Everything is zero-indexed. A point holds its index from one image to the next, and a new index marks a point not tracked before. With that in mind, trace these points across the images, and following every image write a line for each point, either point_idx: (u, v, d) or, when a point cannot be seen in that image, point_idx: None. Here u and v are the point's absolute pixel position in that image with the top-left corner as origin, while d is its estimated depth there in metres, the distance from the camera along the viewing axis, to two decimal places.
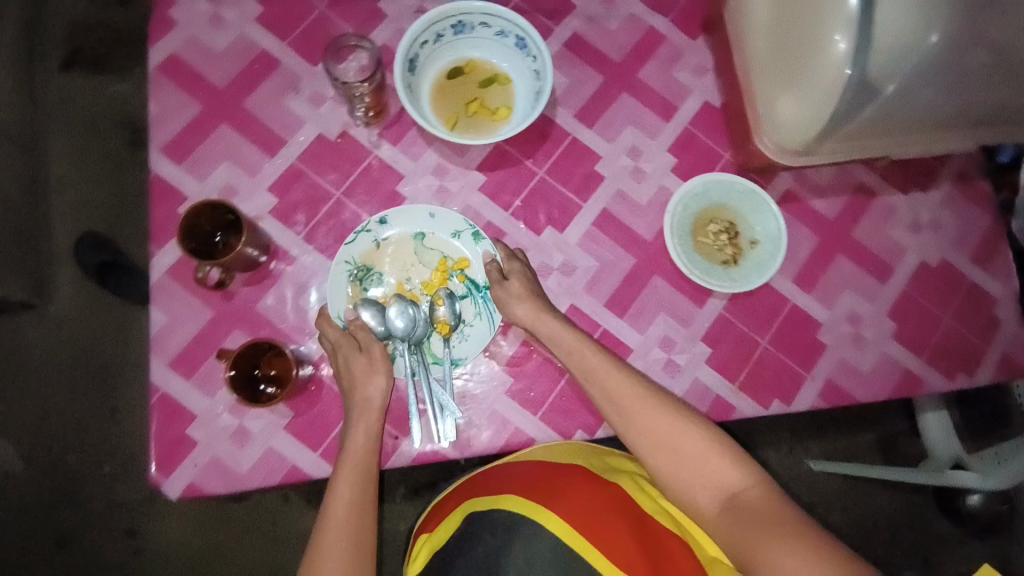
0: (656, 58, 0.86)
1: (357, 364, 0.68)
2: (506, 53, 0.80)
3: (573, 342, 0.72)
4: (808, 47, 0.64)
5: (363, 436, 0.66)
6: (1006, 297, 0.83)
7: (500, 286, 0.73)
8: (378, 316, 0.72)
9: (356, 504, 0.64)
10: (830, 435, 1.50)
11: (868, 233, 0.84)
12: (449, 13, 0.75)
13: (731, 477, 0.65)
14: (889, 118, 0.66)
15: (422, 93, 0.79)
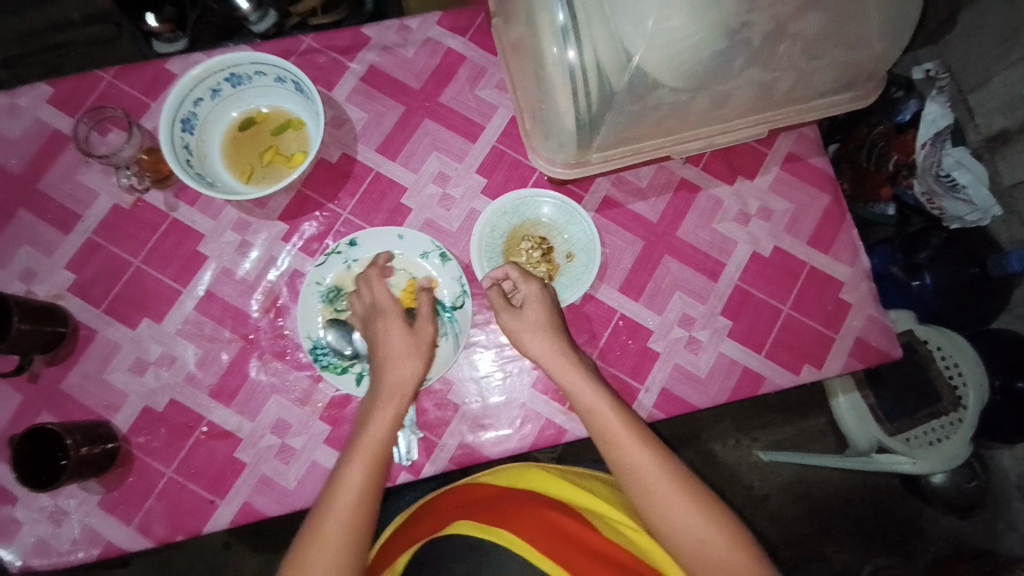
0: (458, 79, 0.84)
1: (398, 338, 0.68)
2: (292, 98, 0.79)
3: (581, 384, 0.68)
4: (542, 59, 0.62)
5: (381, 423, 0.65)
6: (854, 280, 0.81)
7: (513, 314, 0.70)
8: (345, 337, 0.72)
9: (363, 508, 0.63)
10: (777, 425, 1.47)
11: (694, 229, 0.81)
12: (214, 68, 0.73)
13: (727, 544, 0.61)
14: (645, 118, 0.63)
15: (211, 148, 0.79)
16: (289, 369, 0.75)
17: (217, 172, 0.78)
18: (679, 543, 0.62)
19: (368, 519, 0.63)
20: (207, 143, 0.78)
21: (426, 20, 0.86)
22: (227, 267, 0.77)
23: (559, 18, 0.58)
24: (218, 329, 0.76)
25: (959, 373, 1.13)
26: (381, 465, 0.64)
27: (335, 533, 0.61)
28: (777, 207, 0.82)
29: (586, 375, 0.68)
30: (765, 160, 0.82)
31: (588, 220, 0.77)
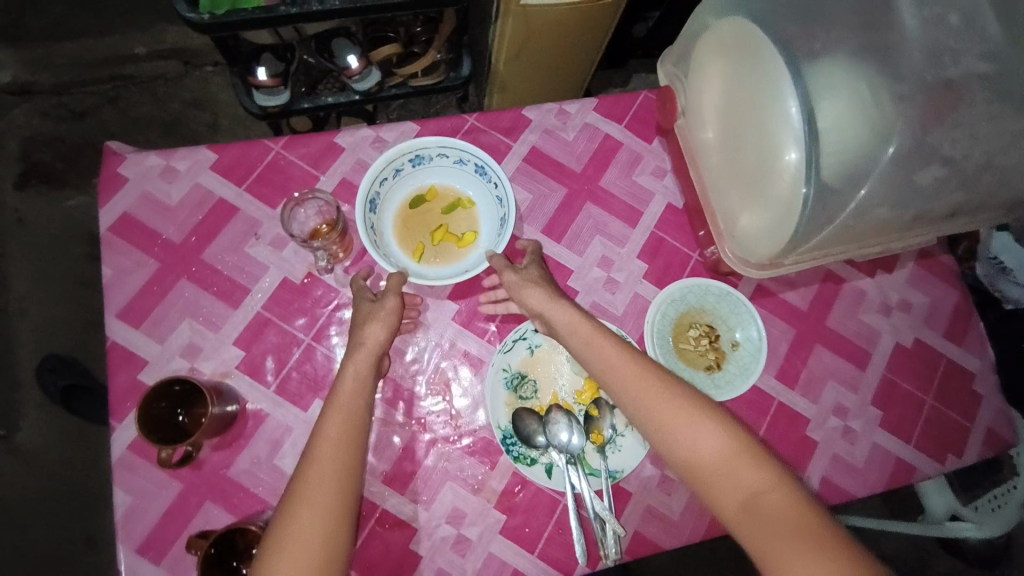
0: (616, 165, 0.87)
1: (361, 311, 0.70)
2: (469, 179, 0.81)
3: (566, 315, 0.70)
4: (763, 163, 0.66)
5: (352, 376, 0.65)
6: (984, 372, 0.86)
7: (516, 270, 0.74)
8: (539, 428, 0.71)
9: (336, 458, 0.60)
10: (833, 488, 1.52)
11: (841, 318, 0.85)
12: (404, 151, 0.75)
13: (750, 471, 0.58)
14: (851, 233, 0.67)
15: (384, 225, 0.79)
16: (464, 455, 0.73)
17: (389, 249, 0.78)
18: (698, 476, 0.60)
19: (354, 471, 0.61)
20: (382, 219, 0.79)
21: (584, 106, 0.89)
22: (400, 346, 0.76)
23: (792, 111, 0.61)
24: (389, 412, 0.73)
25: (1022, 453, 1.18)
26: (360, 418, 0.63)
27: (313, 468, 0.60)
28: (915, 300, 0.87)
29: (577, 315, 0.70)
30: (900, 255, 0.88)
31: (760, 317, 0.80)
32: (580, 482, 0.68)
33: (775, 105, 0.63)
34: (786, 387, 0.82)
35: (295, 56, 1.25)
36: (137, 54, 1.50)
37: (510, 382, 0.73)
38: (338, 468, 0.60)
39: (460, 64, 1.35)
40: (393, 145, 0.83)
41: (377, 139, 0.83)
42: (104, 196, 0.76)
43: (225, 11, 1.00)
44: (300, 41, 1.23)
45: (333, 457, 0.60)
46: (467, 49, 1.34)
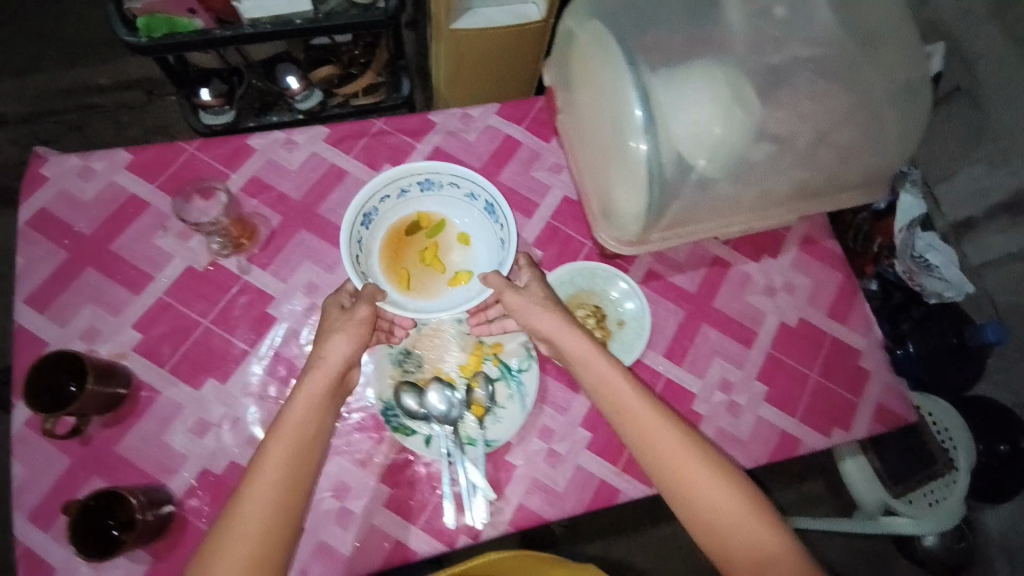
0: (515, 162, 0.94)
1: (331, 318, 0.71)
2: (477, 218, 0.88)
3: (580, 347, 0.70)
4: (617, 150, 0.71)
5: (305, 397, 0.65)
6: (870, 349, 0.90)
7: (518, 291, 0.74)
8: (418, 399, 0.74)
9: (293, 481, 0.60)
10: (779, 489, 1.57)
11: (727, 300, 0.91)
12: (415, 170, 0.84)
13: (753, 524, 0.62)
14: (704, 206, 0.73)
15: (375, 242, 0.86)
16: (351, 430, 0.75)
17: (371, 266, 0.84)
18: (705, 523, 0.63)
19: (296, 498, 0.60)
20: (375, 236, 0.85)
21: (487, 110, 0.96)
22: (296, 329, 0.79)
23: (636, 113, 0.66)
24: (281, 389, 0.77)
25: (950, 440, 1.19)
26: (300, 452, 0.62)
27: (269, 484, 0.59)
28: (799, 282, 0.93)
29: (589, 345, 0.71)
30: (784, 242, 0.95)
31: (643, 297, 0.85)
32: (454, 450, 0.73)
33: (622, 96, 0.68)
34: (672, 362, 0.86)
35: (242, 79, 1.37)
36: (101, 85, 1.60)
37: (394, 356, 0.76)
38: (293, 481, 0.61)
39: (399, 86, 1.43)
40: (303, 146, 0.89)
41: (288, 140, 0.89)
42: (24, 193, 0.82)
43: (161, 34, 1.07)
44: (247, 66, 1.35)
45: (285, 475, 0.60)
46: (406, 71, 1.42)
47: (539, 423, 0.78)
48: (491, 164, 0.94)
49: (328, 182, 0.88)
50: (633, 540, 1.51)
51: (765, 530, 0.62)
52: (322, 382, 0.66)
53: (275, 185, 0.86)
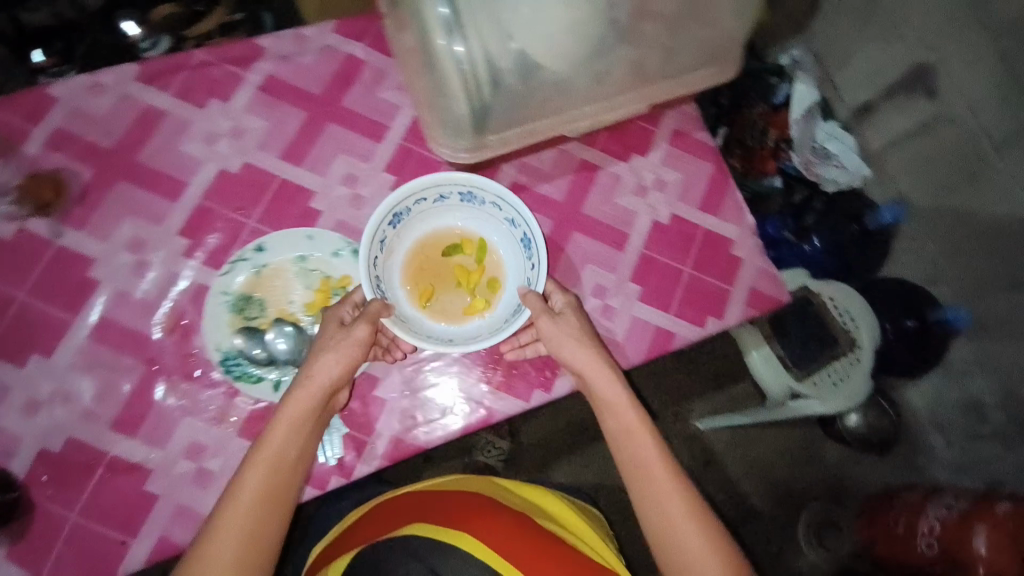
0: (359, 82, 0.86)
1: (327, 333, 0.71)
2: (511, 246, 0.82)
3: (594, 366, 0.74)
4: (428, 54, 0.67)
5: (291, 415, 0.68)
6: (742, 238, 0.89)
7: (553, 318, 0.74)
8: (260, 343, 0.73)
9: (264, 497, 0.66)
10: (709, 391, 1.65)
11: (597, 204, 0.87)
12: (459, 181, 0.77)
13: (688, 529, 0.70)
14: (532, 100, 0.69)
15: (397, 247, 0.81)
16: (201, 389, 0.74)
17: (390, 267, 0.80)
18: (648, 515, 0.73)
19: (281, 500, 0.67)
20: (401, 237, 0.81)
21: (322, 29, 0.86)
22: (123, 291, 0.77)
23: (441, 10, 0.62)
24: (117, 356, 0.75)
25: (852, 319, 1.23)
26: (285, 464, 0.67)
27: (247, 501, 0.65)
28: (670, 178, 0.90)
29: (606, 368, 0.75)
30: (654, 138, 0.91)
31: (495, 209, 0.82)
32: None
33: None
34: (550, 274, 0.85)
35: (84, 35, 1.21)
36: None
37: (232, 304, 0.74)
38: (272, 502, 0.66)
39: (262, 23, 1.27)
40: (112, 90, 0.81)
41: (94, 83, 0.81)
42: None
43: None
44: (87, 18, 1.20)
45: (262, 497, 0.66)
46: (264, 6, 1.27)
47: (398, 354, 0.77)
48: (331, 88, 0.85)
49: (145, 129, 0.81)
50: (573, 460, 1.53)
51: (695, 536, 0.70)
52: (310, 398, 0.69)
53: (84, 136, 0.80)
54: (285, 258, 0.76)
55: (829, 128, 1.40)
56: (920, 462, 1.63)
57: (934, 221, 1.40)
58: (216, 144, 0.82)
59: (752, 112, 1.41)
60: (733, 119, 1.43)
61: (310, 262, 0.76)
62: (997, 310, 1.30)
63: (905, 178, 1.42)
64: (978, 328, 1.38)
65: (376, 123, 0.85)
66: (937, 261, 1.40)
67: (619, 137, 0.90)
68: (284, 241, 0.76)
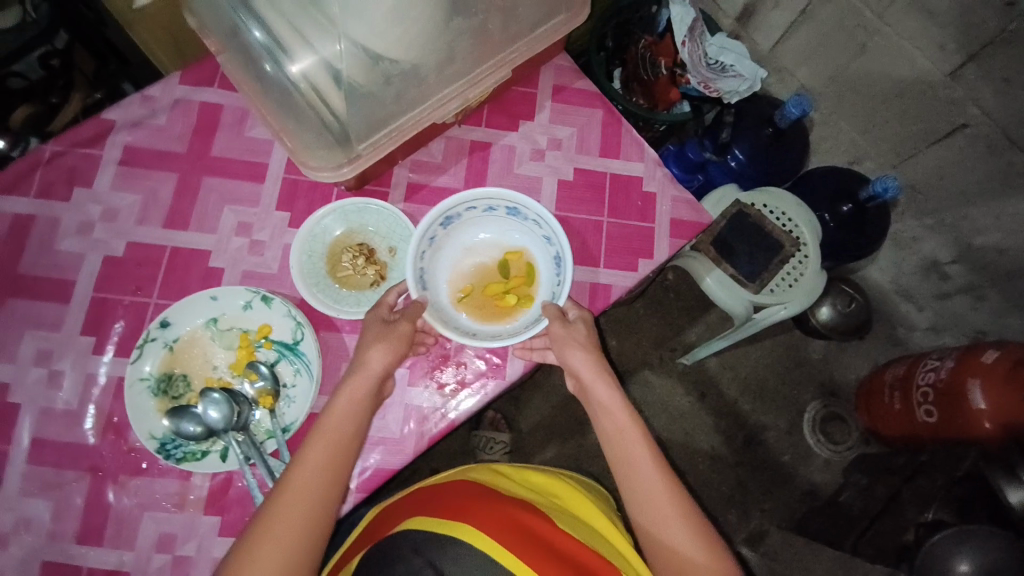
0: (224, 127, 0.82)
1: (372, 332, 0.70)
2: (544, 261, 0.80)
3: (594, 369, 0.76)
4: (266, 84, 0.65)
5: (346, 402, 0.67)
6: (650, 172, 0.88)
7: (566, 326, 0.75)
8: (191, 419, 0.67)
9: (323, 483, 0.63)
10: (686, 326, 1.66)
11: (499, 180, 0.86)
12: (506, 196, 0.78)
13: (678, 528, 0.67)
14: (384, 97, 0.66)
15: (448, 246, 0.81)
16: (152, 480, 0.70)
17: (440, 261, 0.81)
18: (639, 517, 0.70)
19: (328, 503, 0.62)
20: (452, 238, 0.81)
21: (167, 84, 0.82)
22: (45, 407, 0.71)
23: (260, 36, 0.62)
24: (54, 476, 0.69)
25: (789, 220, 1.29)
26: (345, 460, 0.65)
27: (300, 493, 0.61)
28: (563, 135, 0.89)
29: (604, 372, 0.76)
30: (536, 99, 0.89)
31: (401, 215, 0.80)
32: (249, 451, 0.66)
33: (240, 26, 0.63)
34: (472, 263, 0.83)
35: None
36: None
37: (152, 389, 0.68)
38: (325, 498, 0.62)
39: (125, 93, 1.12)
40: None
41: None
42: None
43: None
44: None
45: (320, 484, 0.62)
46: (120, 74, 1.09)
47: None
48: (195, 141, 0.82)
49: (15, 239, 0.76)
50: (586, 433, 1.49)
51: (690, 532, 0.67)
52: (364, 395, 0.68)
53: None
54: (195, 325, 0.71)
55: (714, 39, 1.36)
56: (901, 333, 1.68)
57: (839, 103, 1.42)
58: (94, 233, 0.78)
59: (637, 49, 1.41)
60: (625, 59, 1.44)
61: (223, 323, 0.71)
62: (925, 167, 1.34)
63: (801, 70, 1.44)
64: (911, 191, 1.41)
65: (253, 163, 0.82)
66: (857, 140, 1.44)
67: (502, 107, 0.88)
68: (188, 309, 0.70)
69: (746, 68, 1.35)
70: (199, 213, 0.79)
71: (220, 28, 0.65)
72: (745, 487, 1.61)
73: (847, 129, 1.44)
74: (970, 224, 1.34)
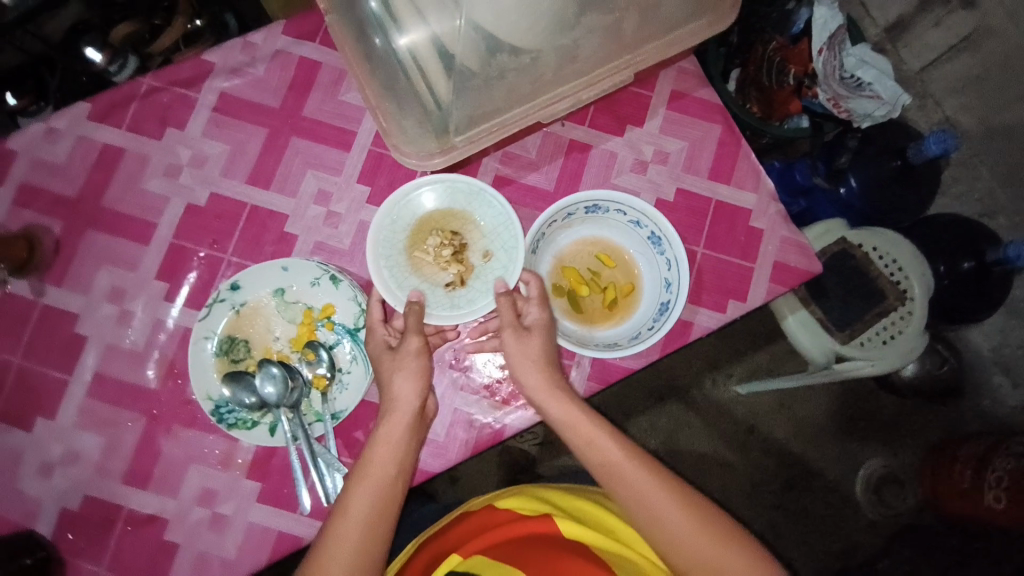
0: (319, 87, 0.79)
1: (384, 364, 0.66)
2: (652, 295, 0.76)
3: (557, 407, 0.67)
4: (374, 59, 0.60)
5: (384, 438, 0.64)
6: (761, 204, 0.79)
7: (518, 334, 0.68)
8: (249, 387, 0.66)
9: (372, 519, 0.62)
10: (748, 354, 1.50)
11: (592, 188, 0.79)
12: (660, 223, 0.72)
13: (703, 540, 0.62)
14: (495, 90, 0.59)
15: (582, 229, 0.78)
16: (202, 435, 0.71)
17: (564, 238, 0.78)
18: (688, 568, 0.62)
19: (382, 530, 0.62)
20: (586, 222, 0.78)
21: (272, 32, 0.79)
22: (113, 343, 0.73)
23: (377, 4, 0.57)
24: (114, 411, 0.72)
25: (899, 267, 1.13)
26: (392, 488, 0.63)
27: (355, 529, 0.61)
28: (671, 148, 0.80)
29: (570, 400, 0.67)
30: (649, 104, 0.81)
31: (510, 211, 0.73)
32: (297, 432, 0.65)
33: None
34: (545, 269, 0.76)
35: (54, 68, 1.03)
36: None
37: (216, 349, 0.68)
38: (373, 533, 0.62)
39: (228, 28, 1.07)
40: (69, 134, 0.76)
41: (52, 130, 0.76)
42: None
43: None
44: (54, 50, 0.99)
45: (369, 516, 0.62)
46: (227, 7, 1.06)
47: None
48: (289, 98, 0.79)
49: (106, 170, 0.77)
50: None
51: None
52: (402, 420, 0.64)
53: (51, 188, 0.76)
54: (262, 293, 0.69)
55: (857, 49, 1.19)
56: (986, 406, 1.45)
57: None
58: (180, 178, 0.77)
59: (761, 47, 1.25)
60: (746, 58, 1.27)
61: (289, 296, 0.70)
62: None
63: (948, 103, 1.26)
64: None
65: (344, 130, 0.78)
66: (997, 191, 1.25)
67: (611, 108, 0.80)
68: (258, 274, 0.69)
69: (887, 86, 1.18)
70: (281, 174, 0.77)
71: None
72: (779, 532, 1.45)
73: (989, 177, 1.25)
74: None
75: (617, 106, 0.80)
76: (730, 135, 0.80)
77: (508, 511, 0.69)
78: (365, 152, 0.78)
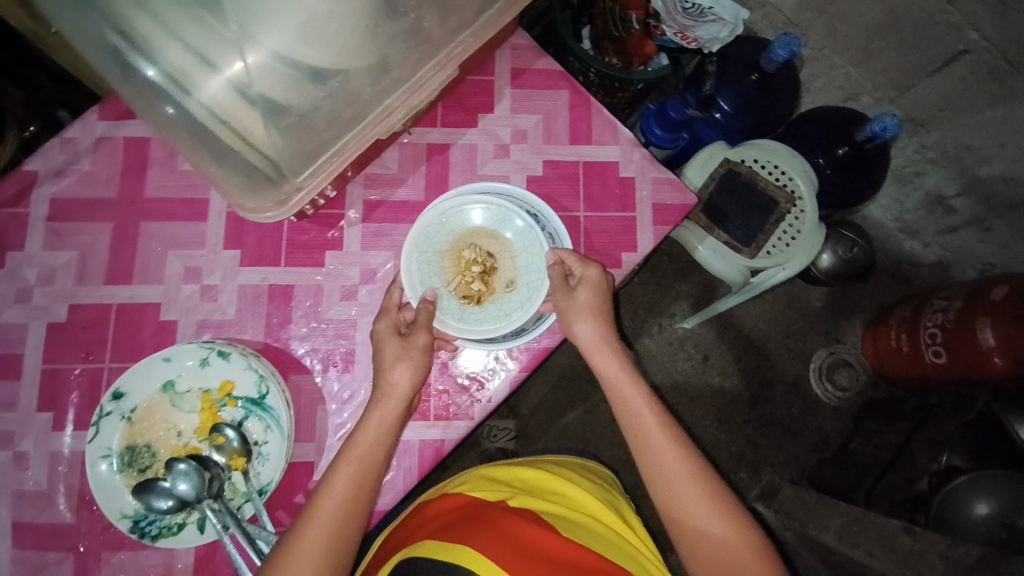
0: (154, 164, 0.75)
1: (389, 349, 0.67)
2: None
3: (595, 345, 0.70)
4: (175, 123, 0.56)
5: (375, 424, 0.64)
6: (626, 153, 0.81)
7: (569, 290, 0.70)
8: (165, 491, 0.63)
9: (351, 502, 0.60)
10: (682, 289, 1.56)
11: (462, 184, 0.79)
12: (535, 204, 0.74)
13: (690, 488, 0.62)
14: (315, 121, 0.57)
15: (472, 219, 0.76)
16: (136, 553, 0.67)
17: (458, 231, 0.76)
18: (673, 506, 0.62)
19: (348, 536, 0.59)
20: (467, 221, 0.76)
21: (86, 122, 0.74)
22: (13, 491, 0.68)
23: (153, 71, 0.52)
24: (32, 562, 0.66)
25: (782, 172, 1.19)
26: (371, 475, 0.63)
27: (332, 511, 0.59)
28: (527, 124, 0.80)
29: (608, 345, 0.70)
30: (493, 88, 0.81)
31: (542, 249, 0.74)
32: (224, 520, 0.62)
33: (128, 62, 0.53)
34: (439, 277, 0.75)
35: None
36: None
37: (119, 464, 0.64)
38: (349, 518, 0.60)
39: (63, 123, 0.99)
40: None
41: None
42: None
43: None
44: None
45: (348, 499, 0.60)
46: (54, 102, 0.97)
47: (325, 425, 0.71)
48: (126, 183, 0.74)
49: None
50: (590, 403, 1.38)
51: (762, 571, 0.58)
52: (393, 407, 0.65)
53: None
54: (151, 391, 0.66)
55: None
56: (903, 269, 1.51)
57: (830, 37, 1.30)
58: (32, 300, 0.72)
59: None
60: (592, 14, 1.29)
61: (181, 385, 0.67)
62: (927, 97, 1.24)
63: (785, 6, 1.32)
64: (912, 124, 1.32)
65: (194, 200, 0.75)
66: (852, 75, 1.32)
67: (458, 101, 0.80)
68: (139, 374, 0.65)
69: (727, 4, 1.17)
70: (141, 263, 0.73)
71: (103, 63, 0.54)
72: (756, 445, 1.52)
73: (841, 65, 1.32)
74: (976, 155, 1.25)
75: (464, 97, 0.80)
76: (579, 96, 0.81)
77: (461, 493, 0.70)
78: (223, 216, 0.75)
